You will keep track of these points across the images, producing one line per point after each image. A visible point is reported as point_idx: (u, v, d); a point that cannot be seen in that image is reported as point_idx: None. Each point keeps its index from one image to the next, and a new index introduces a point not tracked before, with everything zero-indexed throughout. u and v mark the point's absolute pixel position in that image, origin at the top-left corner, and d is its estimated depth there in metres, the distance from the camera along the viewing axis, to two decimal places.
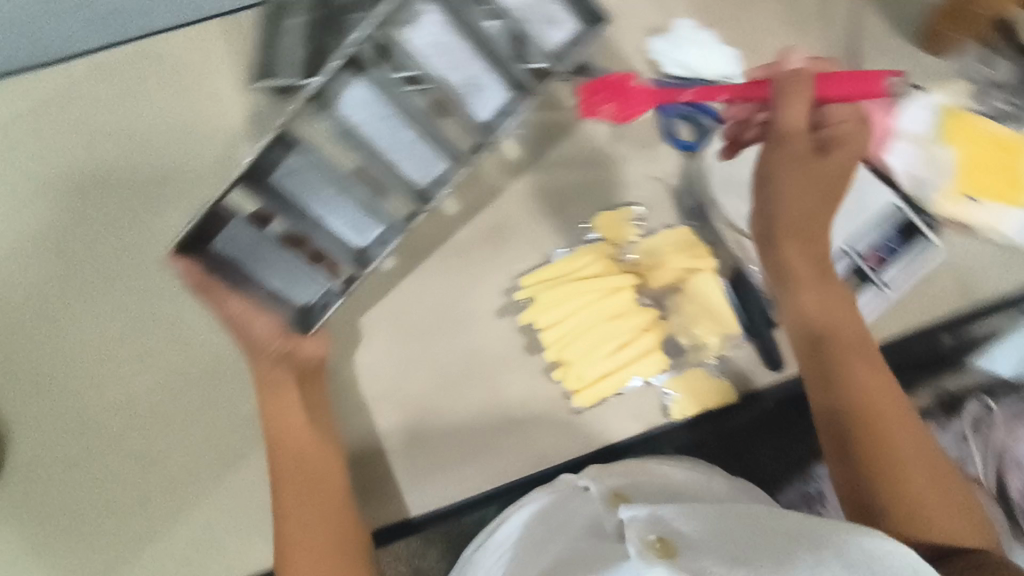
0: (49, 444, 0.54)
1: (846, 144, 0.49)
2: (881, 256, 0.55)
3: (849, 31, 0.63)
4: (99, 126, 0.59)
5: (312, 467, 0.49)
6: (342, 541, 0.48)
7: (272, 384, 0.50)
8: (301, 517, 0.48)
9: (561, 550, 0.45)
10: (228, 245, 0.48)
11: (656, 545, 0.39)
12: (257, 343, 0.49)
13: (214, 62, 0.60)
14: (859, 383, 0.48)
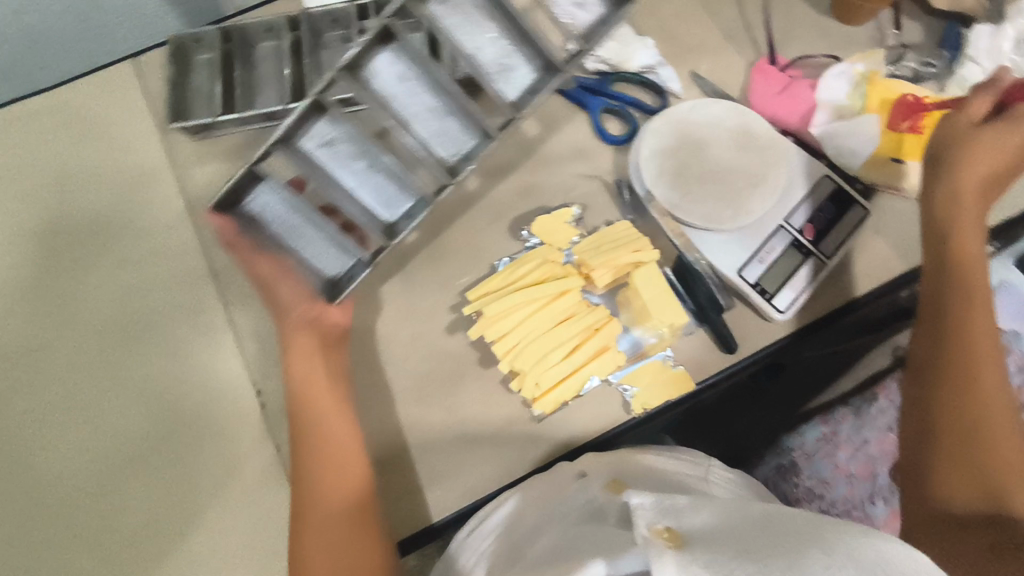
0: (5, 509, 0.53)
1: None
2: (818, 228, 0.55)
3: (763, 12, 0.64)
4: (48, 183, 0.61)
5: (344, 478, 0.44)
6: (359, 540, 0.43)
7: (301, 357, 0.48)
8: (318, 526, 0.43)
9: (566, 538, 0.43)
10: (265, 202, 0.45)
11: (665, 534, 0.34)
12: (285, 306, 0.47)
13: (155, 112, 0.63)
14: (971, 332, 0.44)
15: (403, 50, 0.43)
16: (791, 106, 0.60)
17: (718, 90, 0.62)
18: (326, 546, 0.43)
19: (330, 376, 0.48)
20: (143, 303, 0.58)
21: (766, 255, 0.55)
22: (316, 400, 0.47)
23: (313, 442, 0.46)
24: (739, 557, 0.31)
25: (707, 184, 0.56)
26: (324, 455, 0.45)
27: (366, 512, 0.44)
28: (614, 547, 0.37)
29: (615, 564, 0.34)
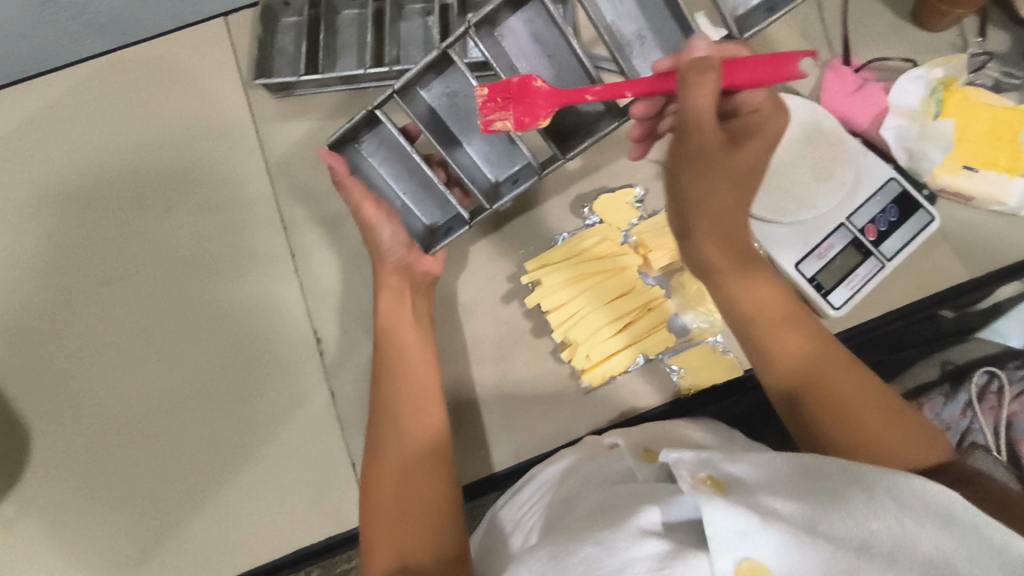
0: (79, 423, 0.56)
1: (754, 135, 0.46)
2: (879, 229, 0.55)
3: (841, 14, 0.64)
4: (137, 125, 0.65)
5: (418, 427, 0.47)
6: (423, 468, 0.45)
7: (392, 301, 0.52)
8: (391, 459, 0.46)
9: (603, 495, 0.42)
10: (376, 151, 0.52)
11: (708, 482, 0.34)
12: (383, 251, 0.52)
13: (240, 66, 0.66)
14: (787, 360, 0.43)
15: (539, 16, 0.48)
16: (861, 108, 0.60)
17: (788, 86, 0.63)
18: (395, 475, 0.45)
19: (410, 316, 0.52)
20: (217, 246, 0.61)
21: (824, 251, 0.55)
22: (393, 339, 0.51)
23: (388, 376, 0.49)
24: (789, 489, 0.34)
25: (774, 176, 0.56)
26: (398, 387, 0.49)
27: (429, 444, 0.47)
28: (659, 496, 0.38)
29: (670, 511, 0.35)
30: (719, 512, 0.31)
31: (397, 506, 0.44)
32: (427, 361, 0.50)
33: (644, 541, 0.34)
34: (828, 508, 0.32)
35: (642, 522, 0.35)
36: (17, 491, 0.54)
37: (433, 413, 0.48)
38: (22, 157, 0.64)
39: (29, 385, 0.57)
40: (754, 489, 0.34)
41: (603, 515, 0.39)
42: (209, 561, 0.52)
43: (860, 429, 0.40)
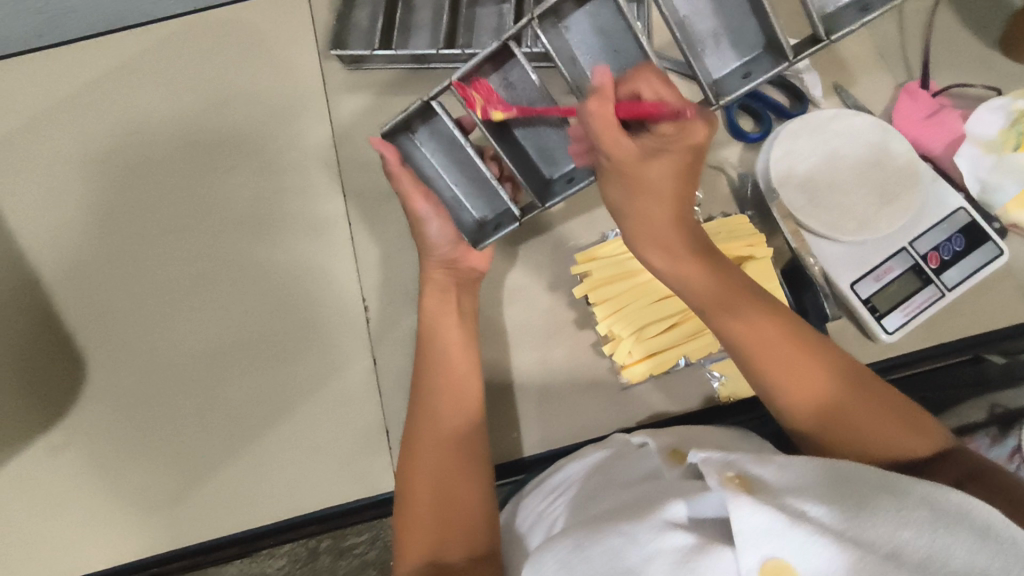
0: (131, 361, 0.58)
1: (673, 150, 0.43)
2: (943, 257, 0.54)
3: (923, 38, 0.63)
4: (212, 84, 0.67)
5: (448, 409, 0.49)
6: (455, 441, 0.47)
7: (438, 289, 0.53)
8: (423, 447, 0.47)
9: (624, 494, 0.42)
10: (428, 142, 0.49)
11: (736, 480, 0.34)
12: (432, 242, 0.53)
13: (316, 36, 0.67)
14: (783, 394, 0.42)
15: (606, 6, 0.42)
16: (934, 135, 0.59)
17: (860, 105, 0.62)
18: (429, 449, 0.47)
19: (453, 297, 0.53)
20: (277, 208, 0.62)
21: (883, 275, 0.54)
22: (432, 314, 0.53)
23: (428, 354, 0.51)
24: (824, 492, 0.33)
25: (835, 194, 0.55)
26: (435, 364, 0.50)
27: (462, 417, 0.49)
28: (684, 490, 0.38)
29: (696, 505, 0.36)
30: (744, 513, 0.31)
31: (433, 476, 0.46)
32: (457, 341, 0.51)
33: (669, 533, 0.34)
34: (858, 516, 0.31)
35: (668, 515, 0.36)
36: (68, 418, 0.57)
37: (468, 389, 0.50)
38: (103, 104, 0.67)
39: (88, 320, 0.60)
40: (783, 488, 0.34)
41: (627, 506, 0.39)
42: (240, 508, 0.54)
43: (863, 438, 0.39)
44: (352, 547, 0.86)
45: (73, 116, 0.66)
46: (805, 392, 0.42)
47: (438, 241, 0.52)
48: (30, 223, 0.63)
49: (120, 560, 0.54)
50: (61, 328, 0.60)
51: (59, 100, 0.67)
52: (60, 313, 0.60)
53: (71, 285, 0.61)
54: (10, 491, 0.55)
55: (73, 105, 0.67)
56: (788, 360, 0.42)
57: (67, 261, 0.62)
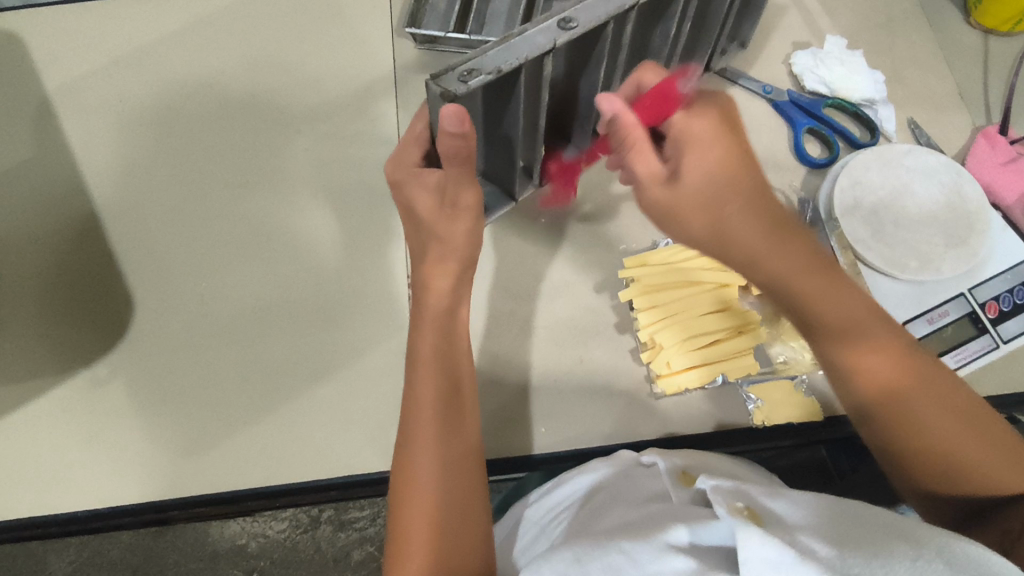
0: (174, 308, 0.60)
1: (686, 150, 0.41)
2: (1001, 308, 0.53)
3: (1002, 84, 0.62)
4: (281, 47, 0.68)
5: (461, 411, 0.43)
6: (461, 450, 0.42)
7: (455, 296, 0.47)
8: (429, 458, 0.41)
9: (630, 512, 0.41)
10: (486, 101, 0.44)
11: (745, 511, 0.33)
12: (447, 238, 0.47)
13: (392, 13, 0.69)
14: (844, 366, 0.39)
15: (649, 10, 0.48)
16: (1009, 182, 0.57)
17: (933, 142, 0.60)
18: (439, 461, 0.41)
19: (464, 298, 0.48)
20: (336, 176, 0.63)
21: (939, 318, 0.53)
22: (439, 316, 0.46)
23: (423, 362, 0.44)
24: (836, 537, 0.31)
25: (899, 230, 0.54)
26: (436, 365, 0.44)
27: (469, 430, 0.43)
28: (690, 516, 0.37)
29: (699, 532, 0.34)
30: (753, 542, 0.30)
31: (437, 482, 0.40)
32: (462, 348, 0.47)
33: (669, 556, 0.33)
34: (867, 560, 0.28)
35: (668, 538, 0.34)
36: (109, 354, 0.58)
37: (467, 401, 0.44)
38: (175, 54, 0.68)
39: (138, 263, 0.61)
40: (795, 524, 0.32)
41: (632, 525, 0.38)
42: (260, 465, 0.55)
43: (923, 442, 0.36)
44: (353, 521, 0.88)
45: (145, 62, 0.68)
46: (861, 367, 0.38)
47: (457, 239, 0.47)
48: (91, 160, 0.65)
49: (137, 499, 0.55)
50: (111, 267, 0.61)
51: (135, 45, 0.69)
52: (111, 253, 0.62)
53: (129, 226, 0.63)
54: (45, 417, 0.57)
55: (147, 51, 0.69)
56: (838, 325, 0.39)
57: (124, 201, 0.64)
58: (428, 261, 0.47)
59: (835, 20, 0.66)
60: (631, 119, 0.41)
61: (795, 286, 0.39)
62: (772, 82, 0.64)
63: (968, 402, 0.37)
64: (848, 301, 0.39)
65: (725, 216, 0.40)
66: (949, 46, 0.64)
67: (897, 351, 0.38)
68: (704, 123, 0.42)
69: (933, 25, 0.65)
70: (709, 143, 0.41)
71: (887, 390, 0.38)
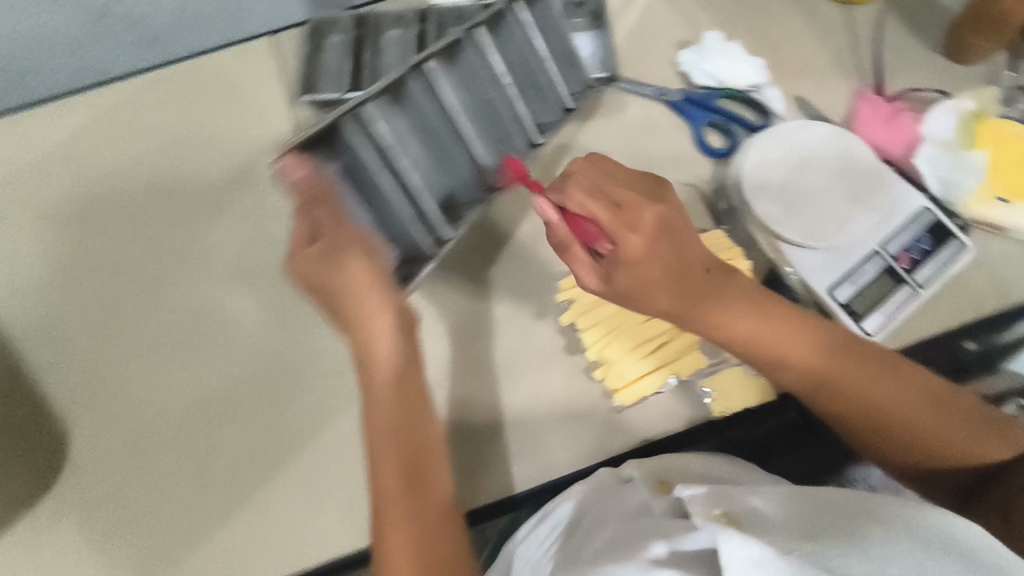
0: (117, 425, 0.57)
1: (620, 264, 0.43)
2: (913, 257, 0.56)
3: (871, 45, 0.66)
4: (177, 135, 0.66)
5: (416, 471, 0.44)
6: (439, 524, 0.43)
7: (387, 356, 0.46)
8: (398, 535, 0.42)
9: (615, 534, 0.43)
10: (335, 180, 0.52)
11: (721, 519, 0.35)
12: (358, 302, 0.45)
13: (284, 81, 0.68)
14: (809, 396, 0.47)
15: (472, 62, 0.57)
16: (894, 137, 0.61)
17: (820, 114, 0.64)
18: (406, 534, 0.42)
19: (410, 362, 0.47)
20: (257, 258, 0.62)
21: (859, 278, 0.56)
22: (386, 385, 0.46)
23: (377, 437, 0.44)
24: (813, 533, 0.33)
25: (808, 203, 0.56)
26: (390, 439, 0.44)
27: (436, 491, 0.44)
28: (669, 531, 0.37)
29: (679, 544, 0.35)
30: (734, 545, 0.30)
31: (410, 554, 0.42)
32: (424, 416, 0.46)
33: (656, 571, 0.33)
34: (844, 547, 0.30)
35: (651, 555, 0.35)
36: (56, 489, 0.55)
37: (435, 465, 0.45)
38: (67, 158, 0.65)
39: (67, 386, 0.58)
40: (768, 526, 0.34)
41: (623, 544, 0.40)
42: (238, 565, 0.53)
43: (914, 441, 0.45)
44: None
45: (35, 173, 0.64)
46: (839, 392, 0.46)
47: (365, 292, 0.45)
48: None
49: None
50: (39, 398, 0.58)
51: (19, 157, 0.65)
52: (37, 382, 0.58)
53: (49, 352, 0.59)
54: None
55: (36, 162, 0.65)
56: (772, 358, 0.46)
57: (39, 324, 0.60)
58: (351, 319, 0.46)
59: (710, 14, 0.69)
60: (568, 230, 0.45)
61: (719, 326, 0.46)
62: (665, 84, 0.66)
63: (930, 385, 0.46)
64: (797, 344, 0.46)
65: (656, 300, 0.45)
66: (817, 20, 0.68)
67: (834, 353, 0.46)
68: (639, 243, 0.43)
69: (799, 3, 0.69)
70: (644, 265, 0.43)
71: (839, 397, 0.46)
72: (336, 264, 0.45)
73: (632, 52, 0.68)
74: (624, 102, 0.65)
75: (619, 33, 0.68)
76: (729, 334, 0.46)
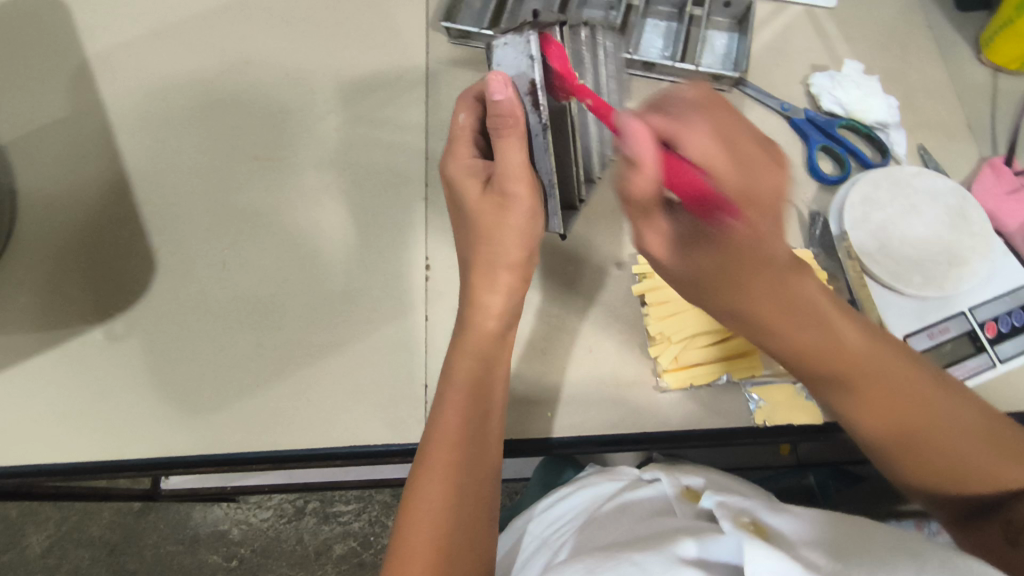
0: (196, 276, 0.61)
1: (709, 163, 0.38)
2: (1001, 328, 0.55)
3: (1010, 117, 0.65)
4: (317, 31, 0.70)
5: (485, 422, 0.47)
6: (465, 468, 0.45)
7: (499, 328, 0.50)
8: (444, 459, 0.45)
9: (624, 526, 0.48)
10: (533, 53, 0.43)
11: (750, 527, 0.40)
12: (503, 257, 0.49)
13: (427, 5, 0.71)
14: (845, 401, 0.45)
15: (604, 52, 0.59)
16: (1012, 210, 0.59)
17: (941, 168, 0.63)
18: (454, 473, 0.44)
19: (506, 333, 0.51)
20: (360, 158, 0.65)
21: (939, 333, 0.55)
22: (487, 335, 0.49)
23: (465, 380, 0.47)
24: (830, 548, 0.37)
25: (906, 247, 0.56)
26: (474, 386, 0.47)
27: (491, 448, 0.47)
28: (700, 532, 0.43)
29: (706, 547, 0.41)
30: (760, 556, 0.36)
31: (450, 493, 0.44)
32: (498, 376, 0.49)
33: (680, 567, 0.38)
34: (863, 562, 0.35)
35: (679, 551, 0.40)
36: (131, 317, 0.59)
37: (493, 424, 0.47)
38: (218, 28, 0.70)
39: (165, 229, 0.62)
40: (796, 540, 0.38)
41: (645, 538, 0.44)
42: (272, 429, 0.56)
43: (928, 447, 0.43)
44: (343, 488, 0.96)
45: (188, 34, 0.70)
46: (842, 386, 0.45)
47: (514, 245, 0.49)
48: (126, 125, 0.66)
49: (149, 454, 0.56)
50: (138, 232, 0.62)
51: (179, 17, 0.71)
52: (140, 218, 0.63)
53: (157, 190, 0.64)
54: (63, 369, 0.58)
55: (191, 25, 0.70)
56: (812, 355, 0.45)
57: (154, 166, 0.65)
58: (472, 287, 0.50)
59: (855, 45, 0.68)
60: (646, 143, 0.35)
61: (734, 299, 0.44)
62: (792, 100, 0.66)
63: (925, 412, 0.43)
64: (841, 347, 0.44)
65: (755, 286, 0.43)
66: (961, 78, 0.67)
67: (873, 373, 0.44)
68: (685, 130, 0.38)
69: (948, 58, 0.68)
70: (716, 157, 0.38)
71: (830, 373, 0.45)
72: (500, 213, 0.48)
73: (767, 63, 0.67)
74: (745, 107, 0.65)
75: (759, 42, 0.68)
76: (798, 313, 0.44)
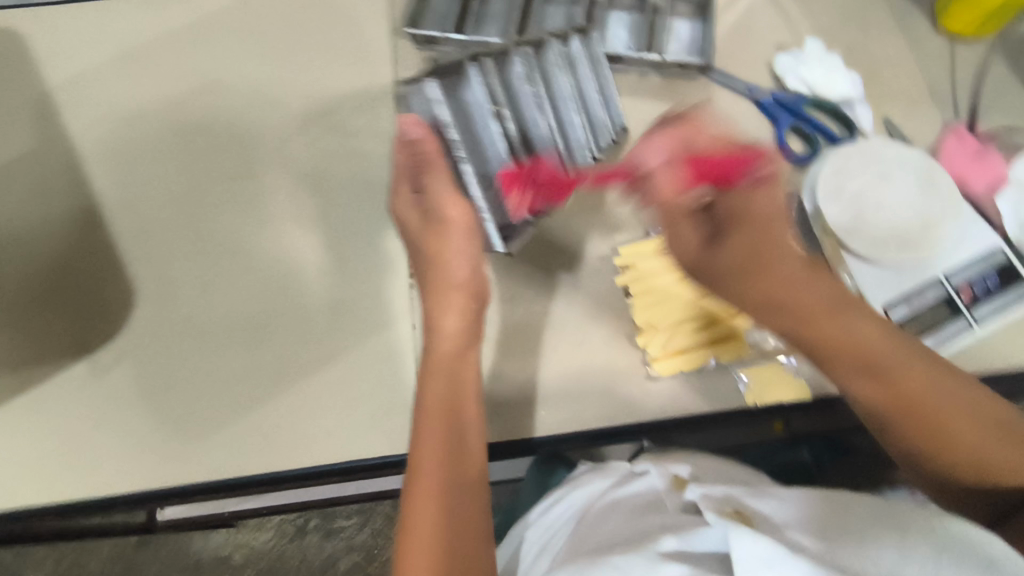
0: (178, 302, 0.60)
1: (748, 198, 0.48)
2: (976, 292, 0.56)
3: (969, 84, 0.67)
4: (280, 46, 0.70)
5: (464, 434, 0.46)
6: (452, 485, 0.44)
7: (461, 339, 0.49)
8: (430, 480, 0.44)
9: (620, 523, 0.49)
10: (434, 99, 0.53)
11: (735, 514, 0.41)
12: (447, 279, 0.50)
13: (389, 12, 0.71)
14: (845, 377, 0.45)
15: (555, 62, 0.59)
16: (978, 173, 0.61)
17: (907, 138, 0.64)
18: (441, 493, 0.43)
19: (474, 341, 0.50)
20: (335, 171, 0.65)
21: (916, 301, 0.56)
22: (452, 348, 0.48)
23: (435, 396, 0.47)
24: (819, 530, 0.38)
25: (879, 218, 0.57)
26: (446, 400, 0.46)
27: (475, 461, 0.46)
28: (682, 526, 0.44)
29: (686, 540, 0.41)
30: (749, 542, 0.36)
31: (442, 513, 0.43)
32: (470, 385, 0.48)
33: (664, 565, 0.40)
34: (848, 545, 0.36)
35: (659, 547, 0.41)
36: (114, 349, 0.58)
37: (472, 434, 0.46)
38: (179, 50, 0.69)
39: (141, 257, 0.62)
40: (783, 524, 0.39)
41: (636, 538, 0.45)
42: (267, 449, 0.56)
43: (938, 429, 0.43)
44: (342, 502, 0.95)
45: (149, 58, 0.69)
46: (847, 365, 0.44)
47: (455, 262, 0.50)
48: (92, 154, 0.65)
49: (143, 485, 0.55)
50: (115, 262, 0.61)
51: (137, 41, 0.69)
52: (116, 248, 0.62)
53: (130, 219, 0.63)
54: (48, 407, 0.57)
55: (152, 48, 0.69)
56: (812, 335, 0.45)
57: (125, 194, 0.64)
58: (432, 310, 0.50)
59: (815, 24, 0.69)
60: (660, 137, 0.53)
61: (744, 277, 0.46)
62: (757, 82, 0.67)
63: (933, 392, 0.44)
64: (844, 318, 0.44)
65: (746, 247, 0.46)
66: (921, 48, 0.68)
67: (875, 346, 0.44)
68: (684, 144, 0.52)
69: (906, 29, 0.69)
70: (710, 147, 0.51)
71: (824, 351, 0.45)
72: (441, 230, 0.51)
73: (731, 47, 0.68)
74: (713, 93, 0.66)
75: (722, 26, 0.69)
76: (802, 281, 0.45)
